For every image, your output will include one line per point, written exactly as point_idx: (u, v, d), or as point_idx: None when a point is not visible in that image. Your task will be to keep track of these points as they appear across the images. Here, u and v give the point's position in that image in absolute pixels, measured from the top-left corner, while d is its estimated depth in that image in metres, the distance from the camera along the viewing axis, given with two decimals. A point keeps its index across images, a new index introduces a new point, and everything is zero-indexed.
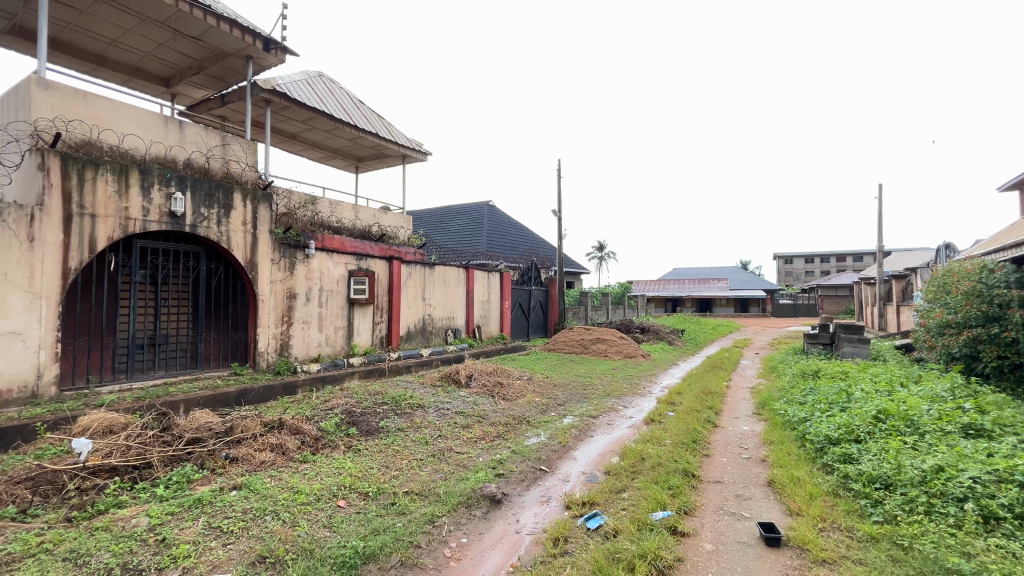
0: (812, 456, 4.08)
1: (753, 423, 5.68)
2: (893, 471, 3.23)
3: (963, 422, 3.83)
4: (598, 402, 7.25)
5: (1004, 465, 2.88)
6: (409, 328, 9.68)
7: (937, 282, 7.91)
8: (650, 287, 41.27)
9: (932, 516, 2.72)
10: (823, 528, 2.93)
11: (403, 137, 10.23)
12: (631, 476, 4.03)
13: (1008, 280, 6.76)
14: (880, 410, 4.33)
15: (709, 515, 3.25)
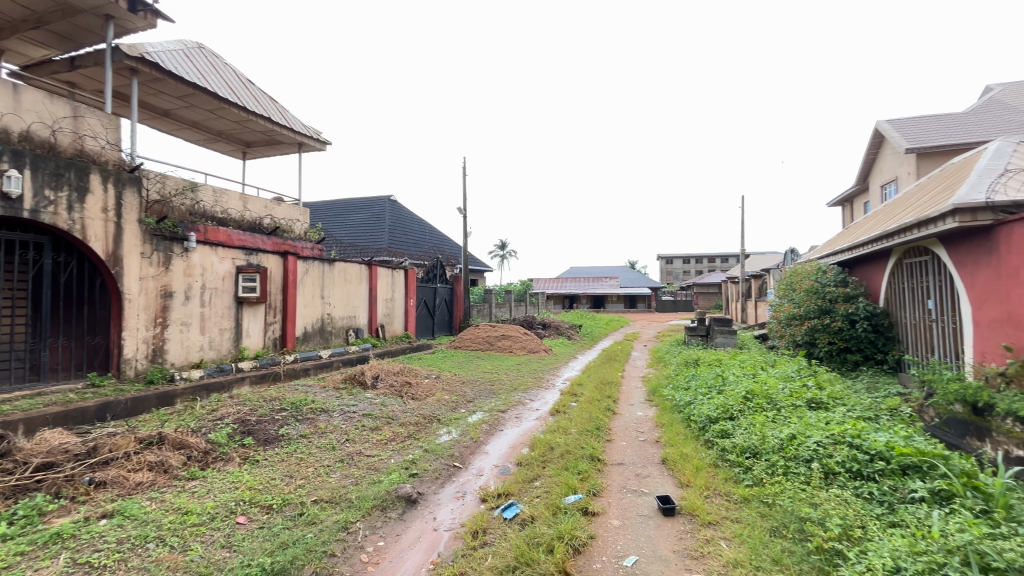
0: (696, 434, 4.63)
1: (646, 409, 6.28)
2: (759, 441, 3.80)
3: (808, 397, 4.62)
4: (506, 397, 7.45)
5: (838, 430, 3.54)
6: (306, 329, 9.05)
7: (786, 282, 9.37)
8: (549, 284, 43.07)
9: (789, 476, 3.26)
10: (707, 495, 3.37)
11: (299, 123, 9.53)
12: (542, 464, 4.24)
13: (835, 280, 8.29)
14: (747, 391, 5.04)
15: (614, 495, 3.55)
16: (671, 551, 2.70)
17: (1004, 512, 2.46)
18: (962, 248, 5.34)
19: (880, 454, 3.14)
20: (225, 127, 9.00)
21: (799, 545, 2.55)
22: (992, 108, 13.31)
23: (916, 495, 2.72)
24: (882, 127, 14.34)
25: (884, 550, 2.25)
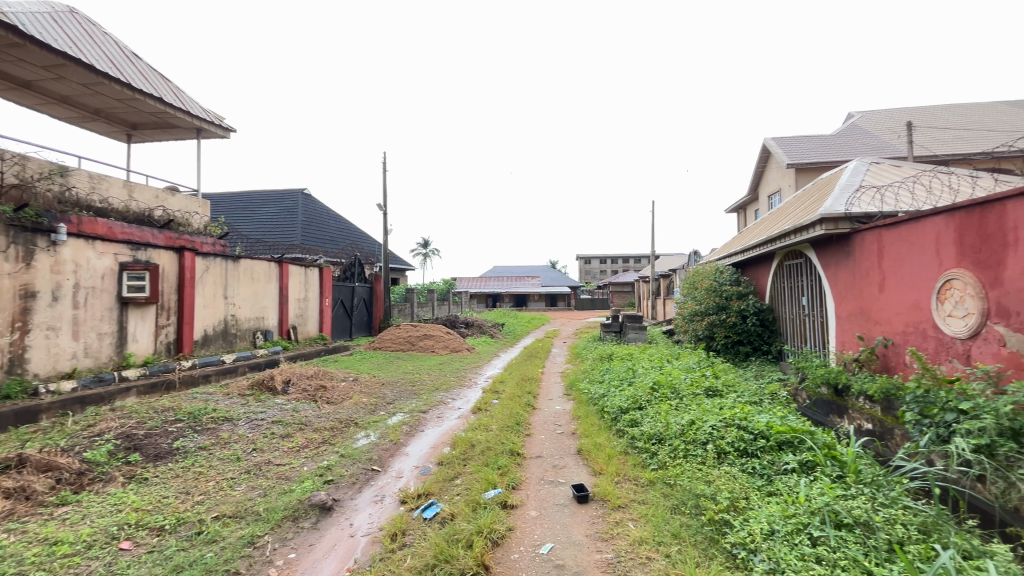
0: (609, 424, 4.92)
1: (563, 402, 6.54)
2: (663, 428, 4.12)
3: (706, 386, 5.09)
4: (427, 397, 7.37)
5: (729, 414, 3.95)
6: (206, 331, 8.26)
7: (689, 281, 10.21)
8: (473, 283, 43.11)
9: (687, 458, 3.57)
10: (618, 480, 3.60)
11: (197, 107, 8.69)
12: (463, 462, 4.27)
13: (730, 279, 9.18)
14: (654, 382, 5.43)
15: (533, 486, 3.68)
16: (584, 536, 2.86)
17: (853, 475, 2.91)
18: (828, 251, 6.17)
19: (761, 434, 3.55)
20: (105, 105, 7.95)
21: (694, 519, 2.82)
22: (854, 133, 15.46)
23: (788, 467, 3.13)
24: (769, 143, 16.09)
25: (762, 516, 2.57)
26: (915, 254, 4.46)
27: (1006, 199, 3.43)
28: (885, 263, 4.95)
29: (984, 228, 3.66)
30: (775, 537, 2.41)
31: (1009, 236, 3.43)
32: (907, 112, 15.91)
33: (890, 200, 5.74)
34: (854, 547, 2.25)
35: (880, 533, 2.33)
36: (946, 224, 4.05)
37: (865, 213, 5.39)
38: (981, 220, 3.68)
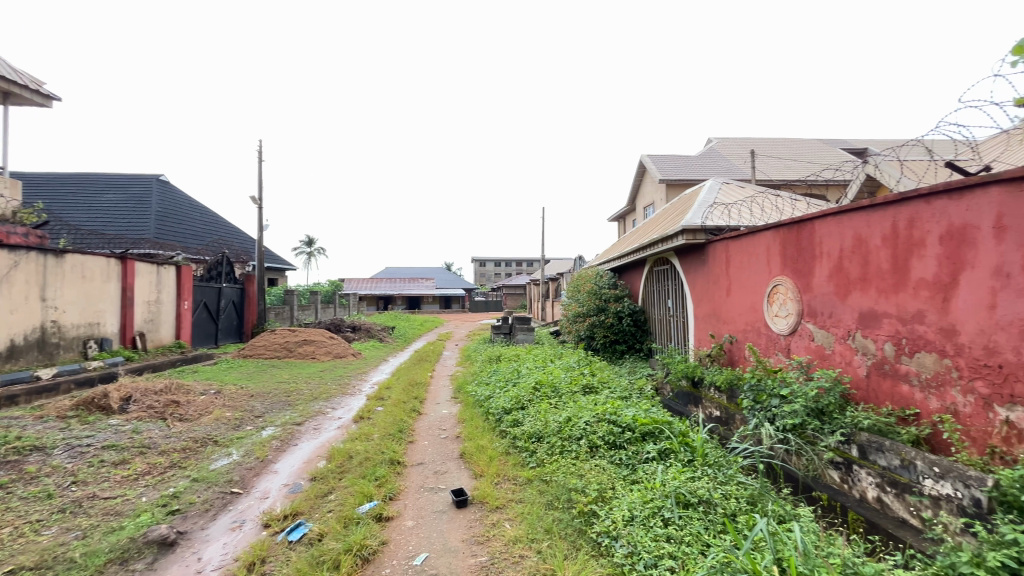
0: (493, 425, 4.98)
1: (450, 406, 6.49)
2: (543, 426, 4.27)
3: (583, 384, 5.41)
4: (303, 407, 6.80)
5: (601, 409, 4.22)
6: (13, 341, 6.75)
7: (574, 284, 10.80)
8: (363, 284, 41.16)
9: (563, 454, 3.74)
10: (497, 481, 3.66)
11: (4, 66, 7.09)
12: (338, 476, 4.00)
13: (608, 283, 9.86)
14: (537, 381, 5.63)
15: (411, 495, 3.58)
16: (459, 541, 2.84)
17: (701, 459, 3.28)
18: (688, 258, 6.93)
19: (628, 426, 3.85)
20: None
21: (566, 512, 2.96)
22: (712, 155, 17.67)
23: (649, 455, 3.43)
24: (645, 160, 17.73)
25: (624, 504, 2.77)
26: (753, 263, 5.18)
27: (815, 218, 4.12)
28: (731, 270, 5.69)
29: (800, 242, 4.37)
30: (634, 522, 2.61)
31: (817, 250, 4.14)
32: (752, 141, 18.59)
33: (735, 216, 6.65)
34: (697, 523, 2.52)
35: (718, 508, 2.64)
36: (774, 238, 4.78)
37: (717, 226, 6.15)
38: (797, 235, 4.40)
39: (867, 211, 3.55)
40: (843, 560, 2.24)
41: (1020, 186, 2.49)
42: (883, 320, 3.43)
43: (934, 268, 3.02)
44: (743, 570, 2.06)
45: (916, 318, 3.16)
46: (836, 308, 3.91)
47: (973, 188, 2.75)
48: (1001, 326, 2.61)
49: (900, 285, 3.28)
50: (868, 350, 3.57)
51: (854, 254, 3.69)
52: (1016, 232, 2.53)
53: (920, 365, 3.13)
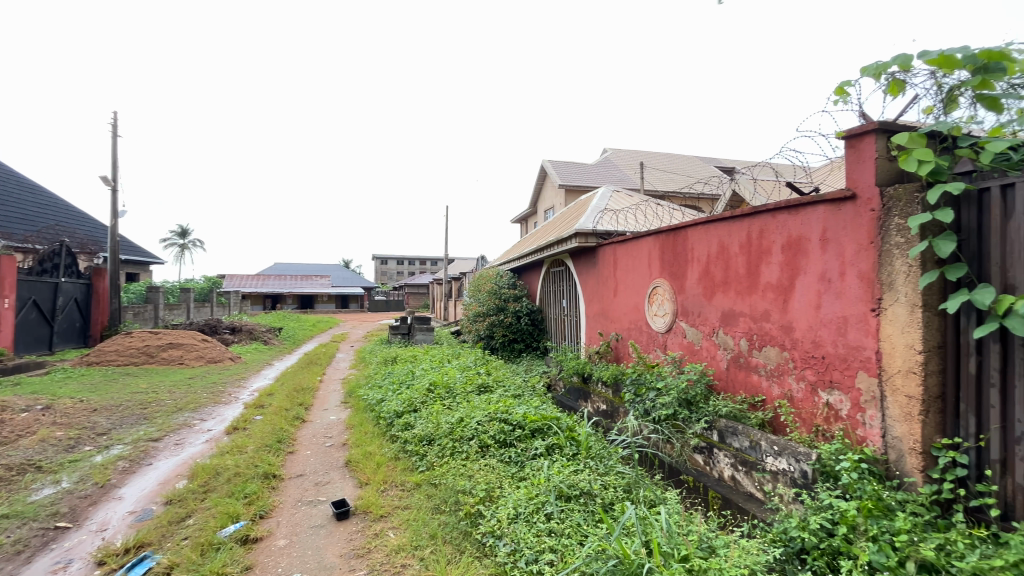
0: (383, 430, 4.77)
1: (339, 412, 6.11)
2: (434, 428, 4.18)
3: (478, 383, 5.42)
4: (163, 421, 5.96)
5: (494, 408, 4.25)
6: None
7: (474, 283, 10.82)
8: (246, 282, 37.41)
9: (453, 455, 3.69)
10: (384, 489, 3.51)
11: None
12: (200, 496, 3.54)
13: (507, 284, 10.02)
14: (431, 382, 5.52)
15: (285, 512, 3.27)
16: (337, 556, 2.66)
17: (585, 451, 3.43)
18: (581, 261, 7.27)
19: (518, 424, 3.91)
20: None
21: (453, 516, 2.92)
22: (607, 165, 18.87)
23: (537, 451, 3.52)
24: (546, 165, 18.42)
25: (510, 502, 2.80)
26: (636, 267, 5.57)
27: (688, 227, 4.54)
28: (618, 273, 6.07)
29: (676, 248, 4.78)
30: (518, 519, 2.65)
31: (689, 255, 4.56)
32: (641, 154, 20.18)
33: (623, 222, 7.11)
34: (576, 514, 2.62)
35: (597, 499, 2.78)
36: (654, 244, 5.19)
37: (606, 231, 6.53)
38: (673, 242, 4.82)
39: (729, 222, 3.99)
40: (699, 535, 2.46)
41: (839, 206, 2.96)
42: (739, 319, 3.88)
43: (777, 274, 3.48)
44: (615, 555, 2.18)
45: (764, 316, 3.62)
46: (703, 308, 4.35)
47: (807, 206, 3.20)
48: (825, 323, 3.08)
49: (752, 287, 3.73)
50: (728, 345, 4.01)
51: (718, 260, 4.13)
52: (836, 244, 2.99)
53: (766, 358, 3.58)
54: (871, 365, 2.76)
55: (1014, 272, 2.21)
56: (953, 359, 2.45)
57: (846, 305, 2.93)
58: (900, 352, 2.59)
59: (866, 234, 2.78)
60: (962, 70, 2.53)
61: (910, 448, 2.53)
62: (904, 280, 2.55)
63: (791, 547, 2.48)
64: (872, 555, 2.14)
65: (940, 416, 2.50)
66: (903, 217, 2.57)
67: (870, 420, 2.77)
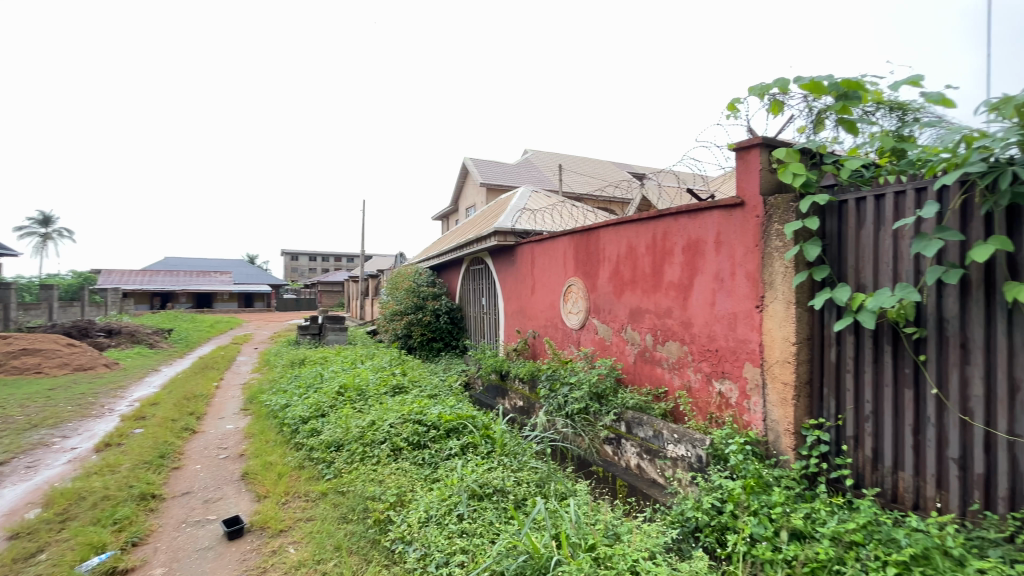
0: (286, 438, 4.43)
1: (237, 420, 5.60)
2: (343, 433, 3.97)
3: (392, 384, 5.24)
4: (11, 440, 5.06)
5: (408, 410, 4.12)
6: None
7: (391, 281, 10.47)
8: (128, 278, 33.11)
9: (363, 460, 3.52)
10: (285, 501, 3.26)
11: None
12: (58, 526, 3.04)
13: (426, 281, 9.83)
14: (342, 385, 5.24)
15: (164, 536, 2.91)
16: None
17: (499, 449, 3.44)
18: (500, 259, 7.32)
19: (433, 425, 3.83)
20: None
21: (361, 524, 2.78)
22: (527, 165, 19.21)
23: (451, 451, 3.47)
24: (467, 163, 18.36)
25: (421, 505, 2.72)
26: (553, 265, 5.71)
27: (600, 228, 4.73)
28: (535, 271, 6.18)
29: (589, 248, 4.96)
30: (430, 522, 2.59)
31: (601, 255, 4.76)
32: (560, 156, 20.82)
33: (541, 222, 7.26)
34: (489, 513, 2.62)
35: (510, 495, 2.80)
36: (569, 243, 5.35)
37: (524, 230, 6.63)
38: (586, 242, 5.00)
39: (636, 223, 4.21)
40: (606, 524, 2.56)
41: (730, 212, 3.24)
42: (645, 315, 4.11)
43: (678, 273, 3.73)
44: (526, 551, 2.21)
45: (667, 313, 3.86)
46: (613, 305, 4.56)
47: (704, 210, 3.47)
48: (718, 318, 3.36)
49: (657, 286, 3.97)
50: (635, 340, 4.23)
51: (627, 260, 4.35)
52: (728, 246, 3.27)
53: (668, 351, 3.83)
54: (756, 356, 3.05)
55: (865, 274, 2.56)
56: (819, 349, 2.79)
57: (736, 302, 3.22)
58: (779, 344, 2.89)
59: (752, 238, 3.07)
60: (828, 96, 2.87)
61: (785, 429, 2.84)
62: (782, 280, 2.86)
63: (687, 527, 2.68)
64: (754, 527, 2.37)
65: (809, 400, 2.83)
66: (781, 223, 2.87)
67: (754, 405, 3.06)
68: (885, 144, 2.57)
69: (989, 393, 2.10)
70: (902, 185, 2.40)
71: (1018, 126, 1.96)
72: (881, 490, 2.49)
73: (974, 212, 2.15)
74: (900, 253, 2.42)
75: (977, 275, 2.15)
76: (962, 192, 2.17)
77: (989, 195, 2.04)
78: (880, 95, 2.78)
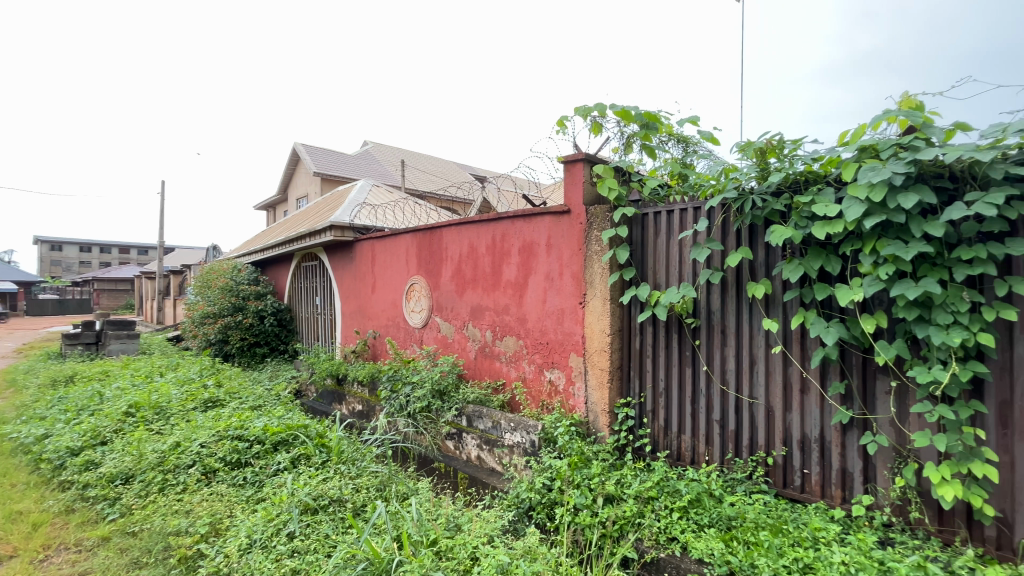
0: (45, 477, 3.47)
1: None
2: (134, 462, 3.28)
3: (204, 398, 4.52)
4: None
5: (223, 425, 3.60)
6: None
7: (200, 278, 8.97)
8: None
9: (163, 491, 2.97)
10: (44, 557, 2.57)
11: None
12: None
13: (247, 279, 8.68)
14: (130, 404, 4.32)
15: None
16: None
17: (336, 457, 3.24)
18: (336, 255, 6.86)
19: (256, 439, 3.43)
20: None
21: (160, 566, 2.35)
22: (367, 158, 18.32)
23: (279, 466, 3.15)
24: (298, 148, 16.70)
25: (242, 530, 2.42)
26: (394, 263, 5.58)
27: (443, 227, 4.79)
28: (375, 268, 5.96)
29: (431, 246, 4.99)
30: (252, 548, 2.32)
31: (443, 254, 4.82)
32: (402, 151, 20.35)
33: (382, 218, 7.02)
34: (324, 526, 2.46)
35: (347, 504, 2.67)
36: (411, 241, 5.29)
37: (363, 225, 6.34)
38: (429, 240, 5.02)
39: (477, 224, 4.38)
40: (447, 516, 2.63)
41: (559, 218, 3.60)
42: (485, 312, 4.30)
43: (515, 272, 3.99)
44: (366, 558, 2.14)
45: (504, 310, 4.11)
46: (455, 303, 4.67)
47: (536, 215, 3.78)
48: (548, 314, 3.70)
49: (496, 284, 4.19)
50: (476, 336, 4.40)
51: (469, 259, 4.49)
52: (557, 249, 3.63)
53: (506, 346, 4.08)
54: (579, 347, 3.45)
55: (660, 276, 3.11)
56: (626, 338, 3.28)
57: (563, 299, 3.59)
58: (597, 336, 3.32)
59: (576, 242, 3.46)
60: (635, 124, 3.38)
61: (602, 409, 3.29)
62: (599, 280, 3.30)
63: (521, 507, 2.89)
64: (577, 498, 2.68)
65: (620, 382, 3.31)
66: (599, 230, 3.31)
67: (578, 391, 3.46)
68: (674, 169, 3.15)
69: (737, 366, 2.76)
70: (685, 204, 2.98)
71: (756, 164, 2.58)
72: (670, 452, 3.05)
73: (730, 228, 2.78)
74: (683, 258, 3.00)
75: (731, 276, 2.79)
76: (723, 212, 2.79)
77: (739, 216, 2.66)
78: (671, 128, 3.39)
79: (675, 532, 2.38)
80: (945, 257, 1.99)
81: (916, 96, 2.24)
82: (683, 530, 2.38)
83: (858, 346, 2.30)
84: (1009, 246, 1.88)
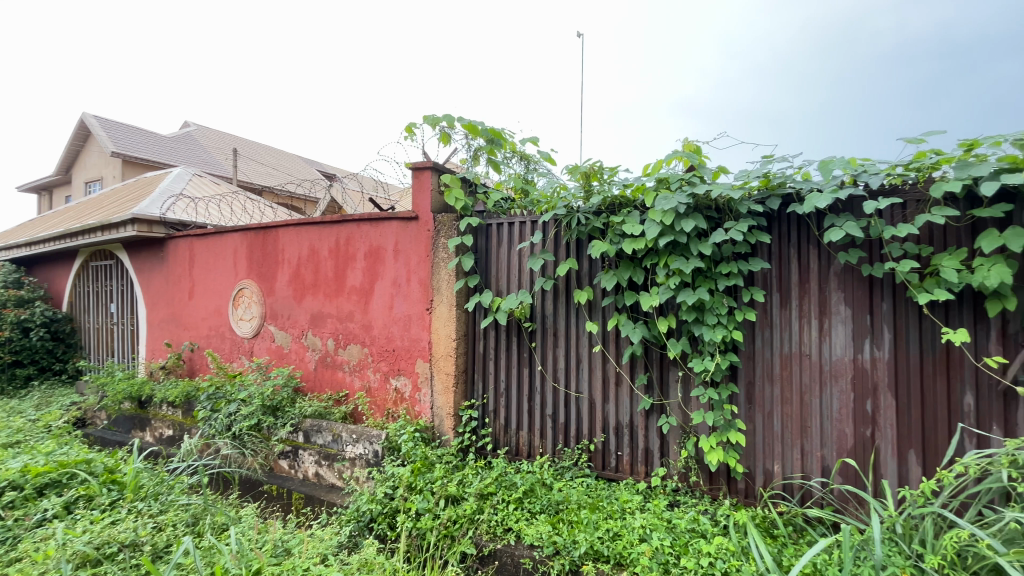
0: None
1: None
2: None
3: None
4: None
5: None
6: None
7: None
8: None
9: None
10: None
11: None
12: None
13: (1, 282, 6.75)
14: None
15: None
16: None
17: (132, 493, 2.73)
18: (140, 254, 5.77)
19: (11, 484, 2.70)
20: None
21: None
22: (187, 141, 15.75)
23: (45, 515, 2.52)
24: (88, 121, 13.60)
25: None
26: (219, 264, 4.92)
27: (279, 227, 4.39)
28: (194, 271, 5.18)
29: (265, 247, 4.52)
30: None
31: (279, 256, 4.42)
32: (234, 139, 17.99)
33: (204, 213, 6.13)
34: None
35: (144, 548, 2.28)
36: (240, 241, 4.73)
37: (177, 220, 5.47)
38: (262, 240, 4.55)
39: (318, 226, 4.12)
40: (274, 542, 2.42)
41: (406, 225, 3.60)
42: (327, 320, 4.06)
43: (361, 277, 3.85)
44: None
45: (348, 317, 3.93)
46: (292, 310, 4.30)
47: (384, 220, 3.71)
48: (395, 320, 3.65)
49: (339, 290, 3.99)
50: (316, 345, 4.12)
51: (310, 262, 4.19)
52: (404, 255, 3.62)
53: (349, 355, 3.90)
54: (425, 352, 3.48)
55: (501, 283, 3.32)
56: (471, 342, 3.42)
57: (410, 305, 3.58)
58: (443, 341, 3.39)
59: (423, 249, 3.50)
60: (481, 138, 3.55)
61: (447, 413, 3.36)
62: (445, 286, 3.39)
63: (362, 521, 2.80)
64: (419, 503, 2.70)
65: (465, 385, 3.43)
66: (445, 238, 3.40)
67: (423, 397, 3.48)
68: (516, 184, 3.39)
69: (566, 364, 3.08)
70: (523, 218, 3.25)
71: (581, 186, 2.93)
72: (509, 448, 3.25)
73: (561, 241, 3.10)
74: (522, 267, 3.25)
75: (562, 284, 3.11)
76: (555, 226, 3.09)
77: (568, 230, 2.99)
78: (514, 146, 3.63)
79: (510, 522, 2.56)
80: (713, 271, 2.52)
81: (695, 142, 2.81)
82: (517, 519, 2.57)
83: (656, 343, 2.76)
84: (751, 263, 2.46)
